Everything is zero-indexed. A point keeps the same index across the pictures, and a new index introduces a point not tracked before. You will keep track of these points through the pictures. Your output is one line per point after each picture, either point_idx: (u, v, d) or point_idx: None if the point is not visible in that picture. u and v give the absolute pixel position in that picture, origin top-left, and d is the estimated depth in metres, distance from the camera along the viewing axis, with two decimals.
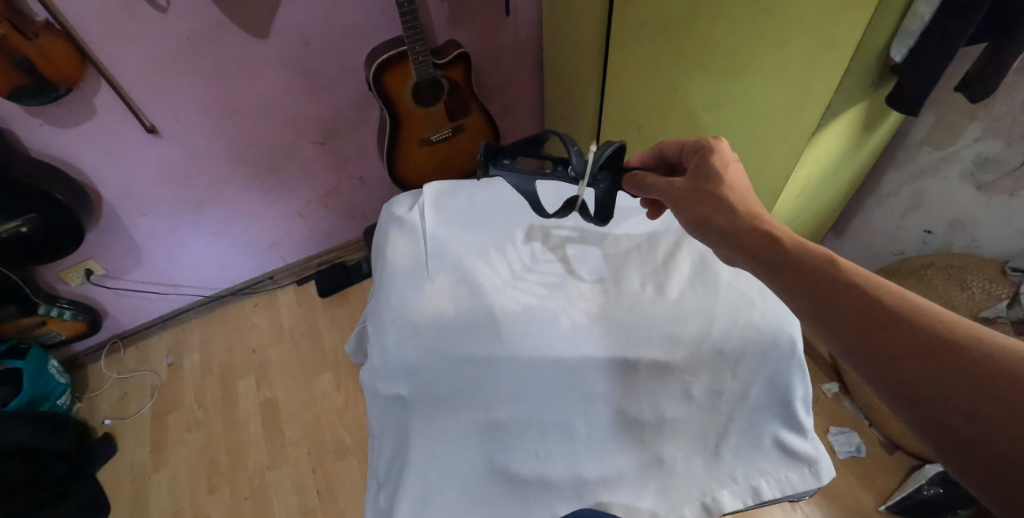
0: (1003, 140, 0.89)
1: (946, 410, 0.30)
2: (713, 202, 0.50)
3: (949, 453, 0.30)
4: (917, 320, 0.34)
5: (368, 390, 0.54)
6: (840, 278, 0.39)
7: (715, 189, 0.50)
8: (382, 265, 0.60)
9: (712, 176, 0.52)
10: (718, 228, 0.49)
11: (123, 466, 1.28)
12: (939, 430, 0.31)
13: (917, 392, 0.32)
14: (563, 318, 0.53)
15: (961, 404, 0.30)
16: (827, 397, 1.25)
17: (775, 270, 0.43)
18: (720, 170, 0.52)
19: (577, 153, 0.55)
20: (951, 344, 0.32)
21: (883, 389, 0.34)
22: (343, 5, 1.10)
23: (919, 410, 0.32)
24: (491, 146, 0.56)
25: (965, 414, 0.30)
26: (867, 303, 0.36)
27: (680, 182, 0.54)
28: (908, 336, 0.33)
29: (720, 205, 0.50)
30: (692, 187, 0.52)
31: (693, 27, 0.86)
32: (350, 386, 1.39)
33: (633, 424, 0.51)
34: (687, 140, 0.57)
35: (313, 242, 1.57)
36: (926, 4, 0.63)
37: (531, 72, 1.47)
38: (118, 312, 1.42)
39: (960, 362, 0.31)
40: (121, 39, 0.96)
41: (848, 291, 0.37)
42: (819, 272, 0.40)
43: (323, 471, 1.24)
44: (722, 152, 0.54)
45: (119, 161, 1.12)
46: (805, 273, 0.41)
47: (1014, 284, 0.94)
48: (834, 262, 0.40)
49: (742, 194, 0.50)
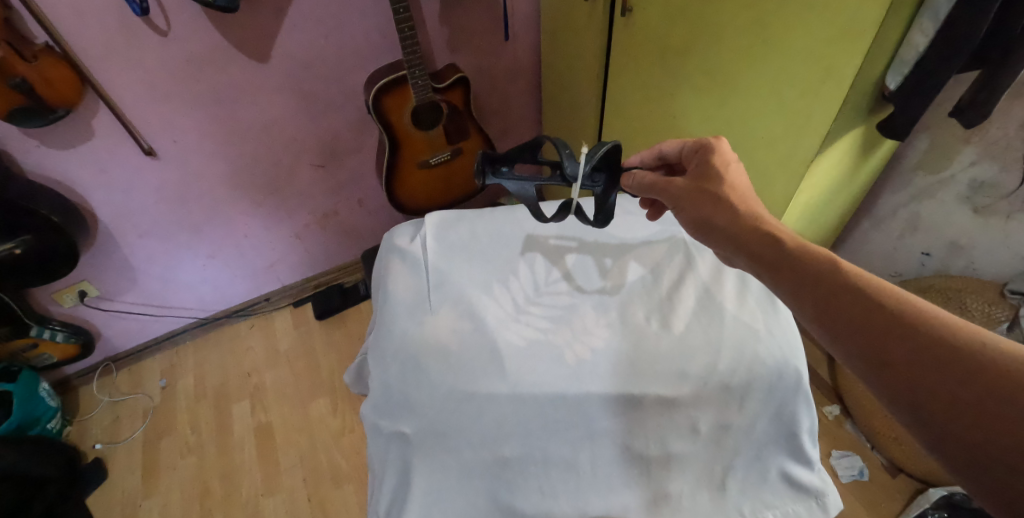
0: (998, 165, 0.90)
1: (951, 417, 0.30)
2: (713, 201, 0.50)
3: (954, 463, 0.30)
4: (916, 318, 0.34)
5: (368, 425, 0.53)
6: (843, 281, 0.38)
7: (715, 189, 0.51)
8: (383, 298, 0.59)
9: (712, 175, 0.53)
10: (718, 228, 0.49)
11: (113, 493, 1.25)
12: (945, 437, 0.30)
13: (921, 402, 0.32)
14: (567, 352, 0.52)
15: (966, 414, 0.30)
16: (829, 419, 1.24)
17: (780, 275, 0.42)
18: (721, 169, 0.53)
19: (570, 156, 0.54)
20: (954, 347, 0.32)
21: (885, 394, 0.34)
22: (343, 28, 1.11)
23: (924, 420, 0.32)
24: (489, 154, 0.59)
25: (967, 422, 0.29)
26: (874, 310, 0.36)
27: (680, 182, 0.54)
28: (911, 343, 0.33)
29: (722, 207, 0.49)
30: (691, 187, 0.53)
31: (690, 54, 0.87)
32: (348, 409, 1.37)
33: (638, 460, 0.50)
34: (686, 141, 0.58)
35: (311, 263, 1.57)
36: (920, 32, 0.63)
37: (529, 95, 1.49)
38: (111, 335, 1.40)
39: (960, 371, 0.31)
40: (122, 62, 0.96)
41: (853, 295, 0.37)
42: (823, 274, 0.40)
43: (319, 499, 1.22)
44: (723, 151, 0.54)
45: (116, 184, 1.12)
46: (810, 276, 0.40)
47: (1014, 306, 0.94)
48: (838, 265, 0.40)
49: (741, 193, 0.50)
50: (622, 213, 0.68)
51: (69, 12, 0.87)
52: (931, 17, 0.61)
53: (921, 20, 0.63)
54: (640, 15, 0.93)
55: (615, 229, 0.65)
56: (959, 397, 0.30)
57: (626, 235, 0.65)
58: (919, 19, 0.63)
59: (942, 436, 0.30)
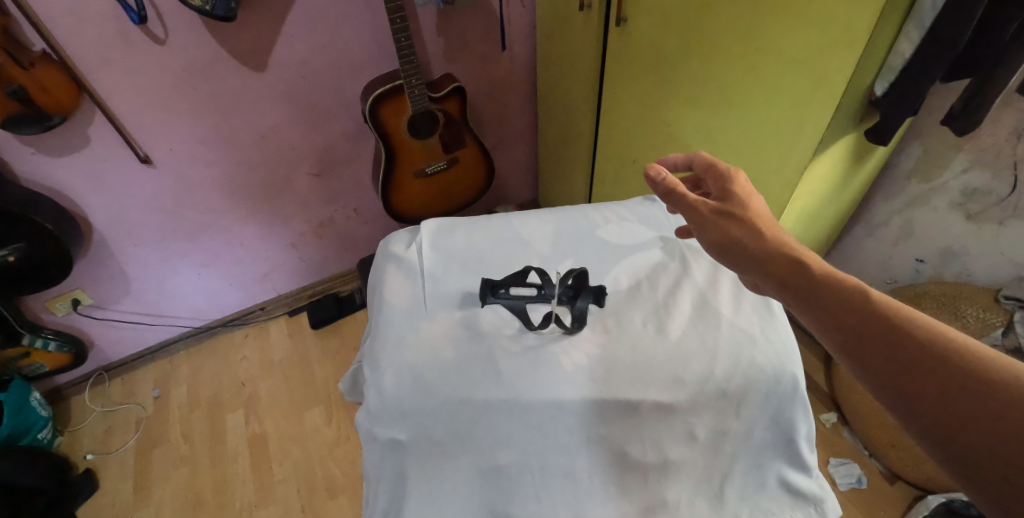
0: (990, 172, 0.91)
1: (986, 453, 0.30)
2: (740, 226, 0.49)
3: (988, 499, 0.30)
4: (951, 351, 0.34)
5: (362, 433, 0.52)
6: (872, 311, 0.38)
7: (740, 215, 0.50)
8: (378, 304, 0.59)
9: (740, 204, 0.51)
10: (743, 251, 0.48)
11: (104, 504, 1.24)
12: (980, 474, 0.30)
13: (958, 437, 0.31)
14: (563, 360, 0.52)
15: (1001, 451, 0.29)
16: (826, 427, 1.24)
17: (806, 305, 0.42)
18: (743, 199, 0.51)
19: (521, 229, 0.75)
20: (991, 384, 0.31)
21: (917, 431, 0.34)
22: (341, 37, 1.12)
23: (959, 455, 0.31)
24: None
25: (1004, 459, 0.29)
26: (900, 342, 0.36)
27: (707, 204, 0.52)
28: (947, 379, 0.33)
29: (747, 231, 0.49)
30: (717, 212, 0.51)
31: (684, 65, 0.88)
32: (343, 419, 1.36)
33: (635, 468, 0.49)
34: (716, 162, 0.55)
35: (307, 272, 1.56)
36: (906, 40, 0.64)
37: (525, 103, 1.49)
38: (104, 344, 1.39)
39: (988, 410, 0.30)
40: (119, 71, 0.96)
41: (881, 327, 0.37)
42: (851, 304, 0.39)
43: (313, 510, 1.21)
44: (745, 185, 0.53)
45: (112, 191, 1.11)
46: (835, 305, 0.40)
47: (1009, 312, 0.93)
48: (865, 294, 0.40)
49: (766, 221, 0.49)
50: (617, 218, 0.67)
51: (66, 20, 0.87)
52: (918, 24, 0.62)
53: (908, 28, 0.63)
54: (635, 25, 0.95)
55: (610, 234, 0.66)
56: (995, 433, 0.30)
57: (622, 240, 0.65)
58: (906, 27, 0.64)
59: (982, 475, 0.30)
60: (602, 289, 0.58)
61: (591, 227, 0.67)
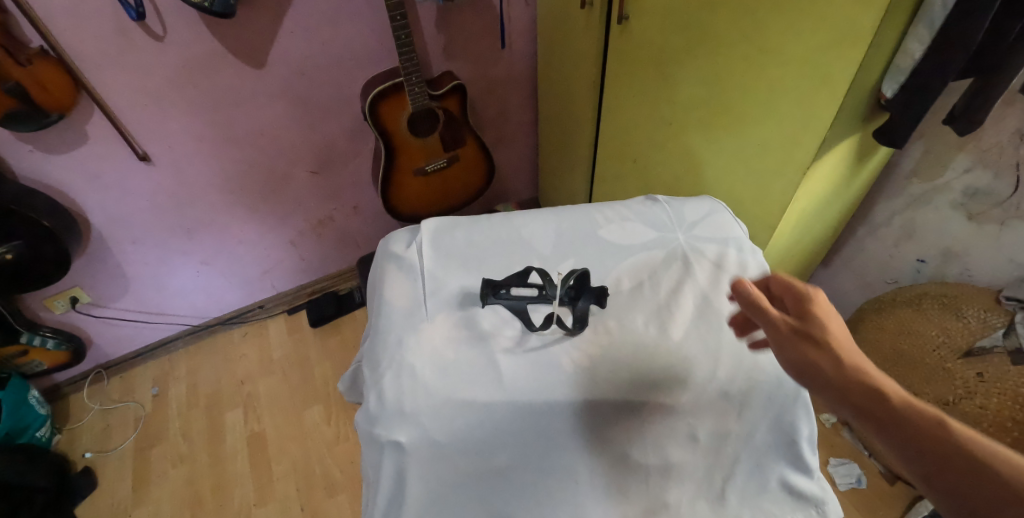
0: (992, 172, 0.90)
1: None
2: (823, 346, 0.44)
3: None
4: None
5: (362, 434, 0.51)
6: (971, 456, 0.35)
7: (825, 336, 0.44)
8: (378, 304, 0.58)
9: (824, 325, 0.46)
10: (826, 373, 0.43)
11: (102, 503, 1.23)
12: None
13: None
14: (564, 362, 0.52)
15: None
16: (825, 427, 1.25)
17: (898, 444, 0.38)
18: (827, 323, 0.46)
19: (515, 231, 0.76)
20: None
21: None
22: (341, 35, 1.11)
23: None
24: None
25: None
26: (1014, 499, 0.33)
27: (793, 322, 0.46)
28: None
29: (828, 350, 0.44)
30: (804, 331, 0.45)
31: (686, 63, 0.88)
32: (342, 418, 1.36)
33: (636, 469, 0.47)
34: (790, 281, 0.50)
35: (306, 270, 1.56)
36: (916, 40, 0.63)
37: (525, 101, 1.49)
38: (102, 341, 1.39)
39: None
40: (117, 67, 0.96)
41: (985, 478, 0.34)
42: (942, 441, 0.36)
43: (312, 509, 1.20)
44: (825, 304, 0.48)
45: (110, 188, 1.11)
46: (929, 445, 0.37)
47: (1009, 312, 0.92)
48: (947, 426, 0.37)
49: (850, 346, 0.44)
50: (618, 217, 0.67)
51: (63, 16, 0.86)
52: (927, 24, 0.61)
53: (917, 27, 0.62)
54: (637, 23, 0.94)
55: (611, 234, 0.65)
56: None
57: (623, 240, 0.64)
58: (916, 26, 0.62)
59: None
60: (604, 289, 0.57)
61: (592, 226, 0.66)
